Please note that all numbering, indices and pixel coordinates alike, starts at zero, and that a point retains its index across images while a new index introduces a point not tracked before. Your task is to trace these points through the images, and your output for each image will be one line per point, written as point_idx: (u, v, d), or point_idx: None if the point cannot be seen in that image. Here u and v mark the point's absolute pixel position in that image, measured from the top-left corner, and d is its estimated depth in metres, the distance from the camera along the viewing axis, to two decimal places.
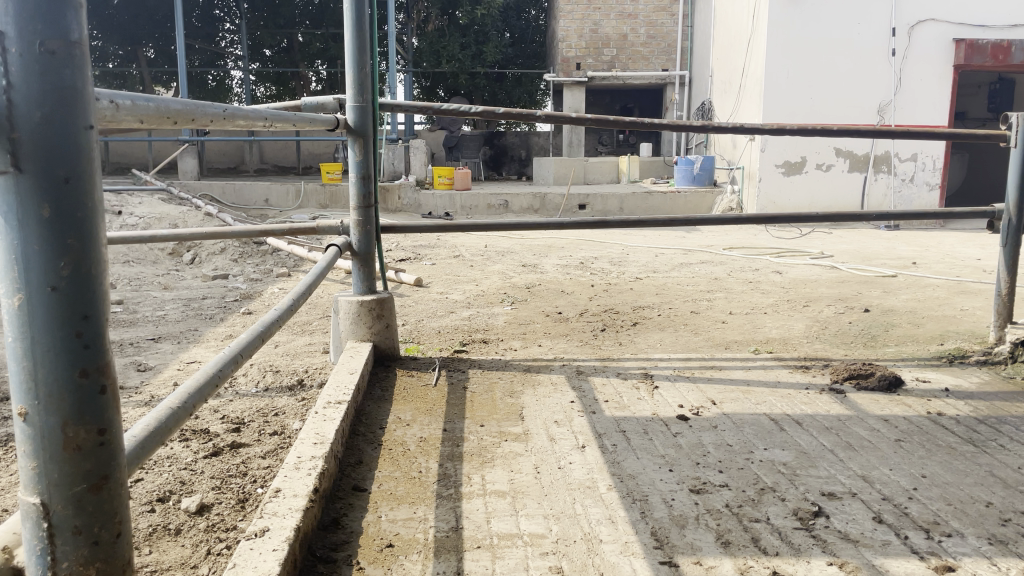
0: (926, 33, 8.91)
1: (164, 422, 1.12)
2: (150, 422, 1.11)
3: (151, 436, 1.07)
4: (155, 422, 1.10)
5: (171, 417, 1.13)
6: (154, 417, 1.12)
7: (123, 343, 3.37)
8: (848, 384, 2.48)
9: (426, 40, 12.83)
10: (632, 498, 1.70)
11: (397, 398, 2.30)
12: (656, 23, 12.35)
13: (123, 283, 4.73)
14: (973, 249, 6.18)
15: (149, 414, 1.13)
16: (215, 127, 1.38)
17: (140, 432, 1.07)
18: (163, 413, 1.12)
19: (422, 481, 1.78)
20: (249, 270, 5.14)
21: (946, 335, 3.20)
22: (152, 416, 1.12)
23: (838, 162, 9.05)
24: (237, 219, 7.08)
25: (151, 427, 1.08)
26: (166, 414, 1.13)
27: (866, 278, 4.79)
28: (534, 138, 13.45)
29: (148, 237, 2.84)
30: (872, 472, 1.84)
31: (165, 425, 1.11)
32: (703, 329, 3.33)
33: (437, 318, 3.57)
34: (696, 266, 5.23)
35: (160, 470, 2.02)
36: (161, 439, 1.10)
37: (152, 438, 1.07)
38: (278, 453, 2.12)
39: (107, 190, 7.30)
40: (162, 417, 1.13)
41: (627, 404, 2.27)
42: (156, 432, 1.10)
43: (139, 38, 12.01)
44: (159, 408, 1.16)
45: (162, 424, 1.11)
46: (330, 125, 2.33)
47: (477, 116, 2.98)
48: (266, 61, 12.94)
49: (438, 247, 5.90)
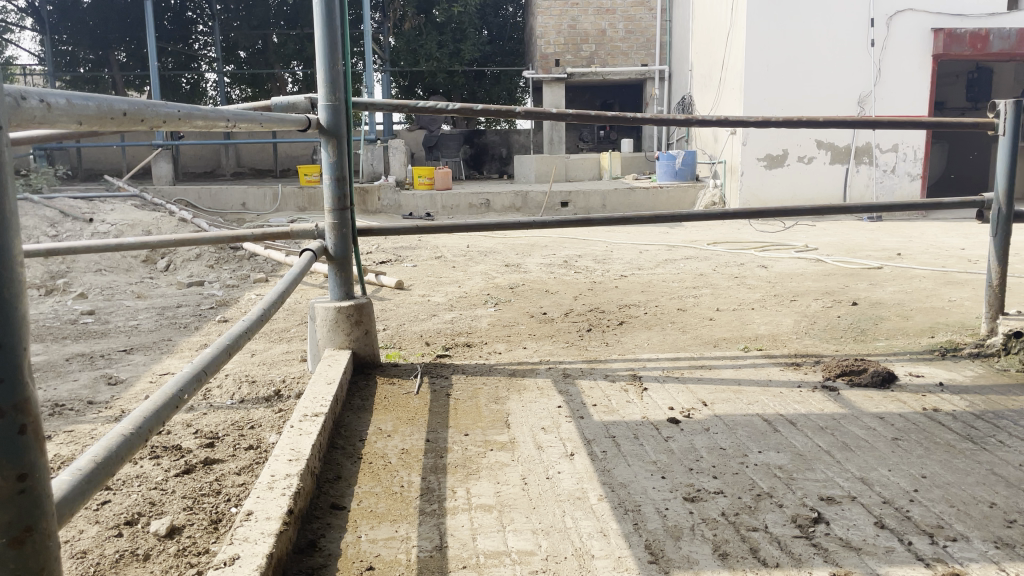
0: (905, 23, 8.92)
1: (116, 450, 1.03)
2: (98, 451, 1.01)
3: (102, 468, 0.98)
4: (103, 452, 1.00)
5: (124, 446, 1.04)
6: (105, 445, 1.03)
7: (93, 356, 3.26)
8: (840, 381, 2.42)
9: (403, 39, 12.72)
10: (624, 508, 1.63)
11: (377, 408, 2.22)
12: (634, 17, 12.31)
13: (95, 292, 4.61)
14: (956, 238, 6.17)
15: (99, 441, 1.04)
16: (169, 128, 1.29)
17: (87, 463, 0.97)
18: (114, 441, 1.03)
19: (404, 496, 1.70)
20: (226, 277, 5.04)
21: (936, 327, 3.16)
22: (102, 443, 1.03)
23: (819, 154, 9.06)
24: (213, 224, 6.95)
25: (101, 456, 0.99)
26: (117, 442, 1.04)
27: (852, 270, 4.76)
28: (514, 136, 13.39)
29: (114, 245, 2.73)
30: (871, 474, 1.77)
31: (116, 453, 1.02)
32: (691, 326, 3.27)
33: (418, 321, 3.49)
34: (681, 262, 5.17)
35: (129, 490, 1.92)
36: (113, 469, 1.01)
37: (102, 470, 0.98)
38: (253, 469, 2.03)
39: (79, 197, 7.14)
40: (113, 445, 1.03)
41: (615, 408, 2.20)
42: (106, 461, 1.01)
43: (109, 43, 11.79)
44: (110, 435, 1.06)
45: (112, 453, 1.01)
46: (301, 125, 2.24)
47: (455, 114, 2.89)
48: (240, 63, 12.77)
49: (419, 248, 5.81)
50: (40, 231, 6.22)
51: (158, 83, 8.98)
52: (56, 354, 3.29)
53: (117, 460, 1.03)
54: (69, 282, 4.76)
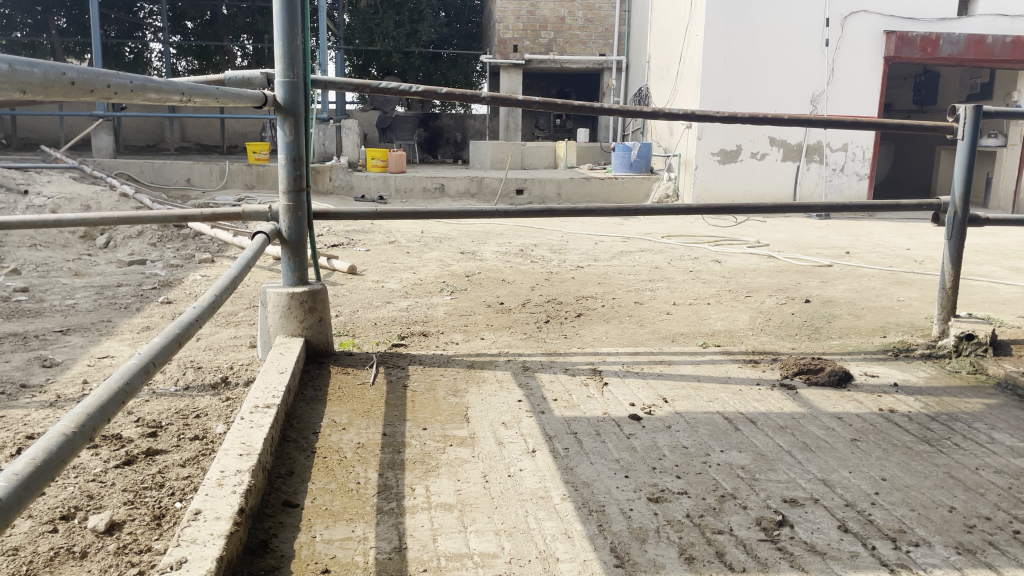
0: (858, 24, 9.08)
1: (57, 452, 0.95)
2: (35, 454, 0.93)
3: (38, 473, 0.90)
4: (42, 455, 0.92)
5: (66, 446, 0.96)
6: (44, 446, 0.95)
7: (27, 336, 3.10)
8: (798, 379, 2.43)
9: (359, 17, 12.51)
10: (588, 509, 1.59)
11: (331, 399, 2.15)
12: (593, 6, 12.27)
13: (30, 268, 4.39)
14: (901, 238, 6.32)
15: (37, 443, 0.96)
16: (122, 99, 1.19)
17: (25, 470, 0.90)
18: (55, 442, 0.95)
19: (361, 493, 1.64)
20: (169, 256, 4.86)
21: (887, 327, 3.20)
22: (40, 445, 0.95)
23: (772, 151, 9.18)
24: (156, 200, 6.71)
25: (40, 459, 0.91)
26: (58, 443, 0.96)
27: (804, 267, 4.82)
28: (469, 121, 13.29)
29: (52, 220, 2.58)
30: (832, 475, 1.77)
31: (56, 457, 0.94)
32: (648, 321, 3.25)
33: (372, 308, 3.41)
34: (636, 254, 5.18)
35: (64, 483, 1.81)
36: (52, 474, 0.93)
37: (40, 474, 0.90)
38: (199, 461, 1.94)
39: (13, 168, 6.82)
40: (54, 447, 0.96)
41: (577, 403, 2.16)
42: (44, 465, 0.93)
43: (48, 7, 11.27)
44: (49, 434, 0.98)
45: (52, 456, 0.94)
46: (257, 101, 2.13)
47: (417, 96, 2.81)
48: (188, 34, 12.37)
49: (372, 233, 5.70)
50: None
51: (99, 50, 8.61)
52: None
53: (57, 464, 0.95)
54: (1, 256, 4.53)
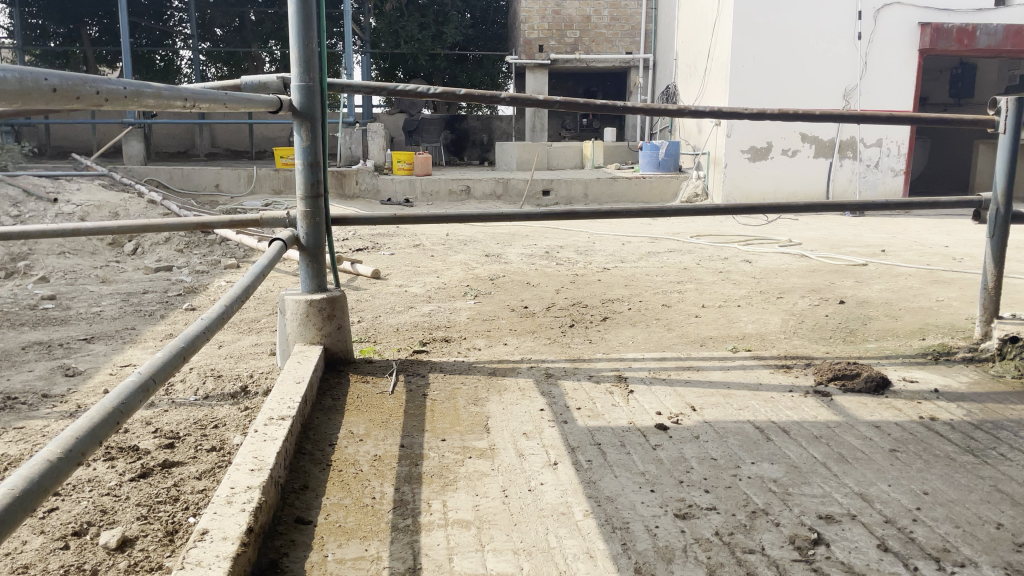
0: (892, 16, 8.87)
1: (40, 480, 0.90)
2: (15, 483, 0.88)
3: (16, 504, 0.86)
4: (22, 485, 0.88)
5: (50, 473, 0.92)
6: (26, 474, 0.90)
7: (51, 345, 3.10)
8: (832, 386, 2.33)
9: (384, 21, 12.52)
10: (611, 526, 1.52)
11: (349, 408, 2.10)
12: (619, 4, 12.14)
13: (58, 276, 4.43)
14: (939, 235, 6.14)
15: (19, 470, 0.91)
16: (114, 106, 1.15)
17: (3, 501, 0.85)
18: (38, 469, 0.90)
19: (376, 509, 1.59)
20: (195, 262, 4.87)
21: (926, 329, 3.08)
22: (22, 473, 0.90)
23: (804, 147, 9.01)
24: (184, 206, 6.75)
25: (19, 490, 0.87)
26: (41, 471, 0.91)
27: (837, 267, 4.69)
28: (495, 122, 13.25)
29: (71, 229, 2.56)
30: (870, 489, 1.68)
31: (38, 486, 0.89)
32: (676, 324, 3.17)
33: (395, 313, 3.36)
34: (664, 255, 5.09)
35: (79, 497, 1.78)
36: (34, 505, 0.88)
37: (20, 505, 0.86)
38: (214, 474, 1.90)
39: (44, 176, 6.90)
40: (37, 474, 0.91)
41: (601, 412, 2.09)
42: (25, 495, 0.88)
43: (80, 16, 11.42)
44: (33, 460, 0.94)
45: (33, 484, 0.89)
46: (271, 106, 2.09)
47: (436, 98, 2.75)
48: (217, 41, 12.47)
49: (397, 236, 5.67)
50: (2, 211, 6.00)
51: (129, 58, 8.69)
52: (12, 342, 3.12)
53: (39, 492, 0.90)
54: (30, 264, 4.57)
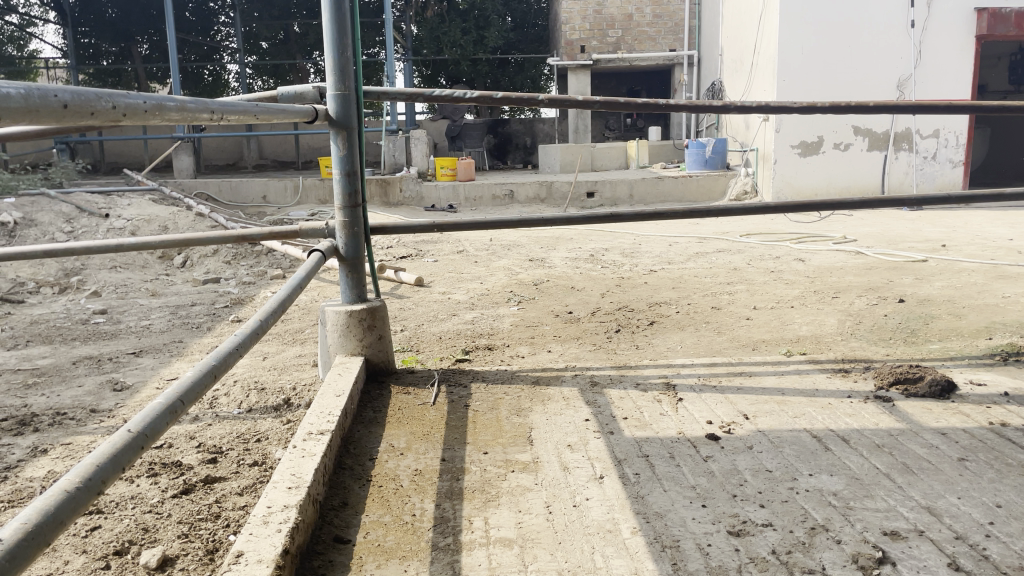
0: (947, 3, 8.58)
1: (54, 513, 0.88)
2: (28, 519, 0.86)
3: (28, 539, 0.83)
4: (34, 519, 0.85)
5: (64, 507, 0.89)
6: (40, 508, 0.88)
7: (101, 359, 3.14)
8: (894, 391, 2.21)
9: (426, 27, 12.58)
10: (661, 544, 1.45)
11: (390, 421, 2.06)
12: (662, 2, 12.00)
13: (109, 291, 4.51)
14: (1002, 228, 5.89)
15: (34, 503, 0.89)
16: (133, 120, 1.12)
17: (13, 537, 0.82)
18: (51, 503, 0.88)
19: (416, 527, 1.54)
20: (242, 273, 4.92)
21: (993, 327, 2.93)
22: (37, 505, 0.88)
23: (857, 140, 8.76)
24: (231, 218, 6.84)
25: (32, 524, 0.84)
26: (55, 503, 0.89)
27: (895, 263, 4.52)
28: (538, 125, 13.17)
29: (114, 244, 2.57)
30: (938, 502, 1.57)
31: (51, 521, 0.87)
32: (727, 327, 3.07)
33: (437, 322, 3.33)
34: (712, 255, 4.98)
35: (121, 515, 1.77)
36: (48, 538, 0.85)
37: (33, 540, 0.84)
38: (256, 489, 1.88)
39: (97, 193, 7.07)
40: (52, 507, 0.88)
41: (648, 422, 2.01)
42: (39, 528, 0.86)
43: (132, 35, 11.71)
44: (48, 493, 0.91)
45: (47, 519, 0.87)
46: (306, 116, 2.06)
47: (473, 102, 2.70)
48: (263, 54, 12.66)
49: (441, 242, 5.66)
50: (57, 227, 6.16)
51: (177, 73, 8.84)
52: (63, 357, 3.18)
53: (54, 526, 0.88)
54: (83, 279, 4.67)
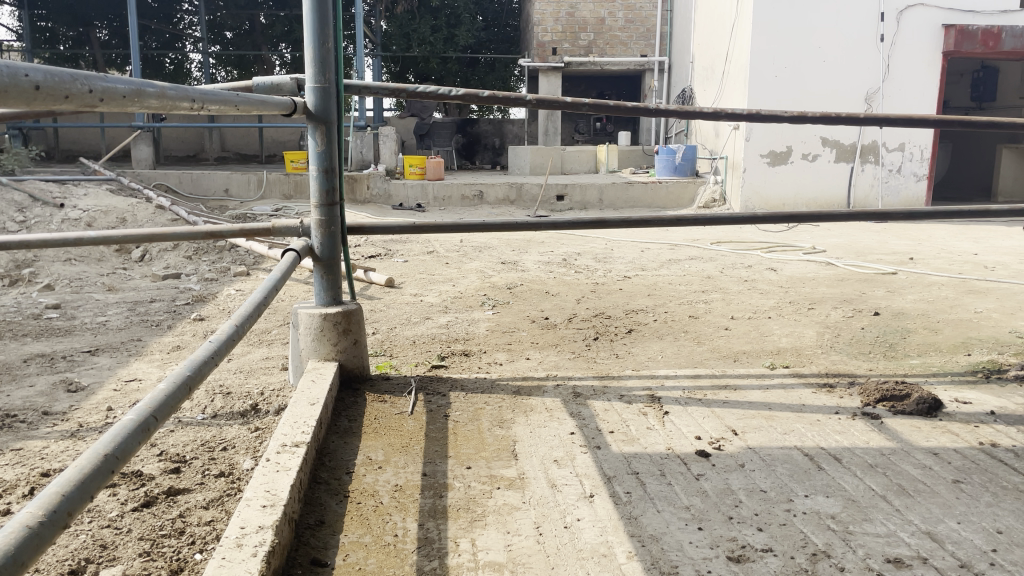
0: (915, 18, 8.74)
1: (14, 554, 0.78)
2: None
3: None
4: None
5: (26, 546, 0.79)
6: None
7: (54, 357, 2.98)
8: (881, 407, 2.18)
9: (395, 24, 12.44)
10: (659, 570, 1.38)
11: (367, 431, 1.96)
12: (634, 6, 12.02)
13: (64, 284, 4.32)
14: (966, 242, 5.98)
15: None
16: (110, 107, 1.02)
17: None
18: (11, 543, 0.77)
19: (399, 548, 1.45)
20: (204, 269, 4.76)
21: (969, 343, 2.93)
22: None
23: (824, 152, 8.86)
24: (192, 212, 6.63)
25: None
26: (17, 543, 0.79)
27: (866, 275, 4.54)
28: (507, 126, 13.03)
29: (73, 238, 2.42)
30: (938, 527, 1.53)
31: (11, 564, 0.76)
32: (705, 337, 3.03)
33: (410, 325, 3.22)
34: (685, 262, 4.96)
35: (76, 530, 1.65)
36: None
37: None
38: (223, 503, 1.76)
39: (50, 181, 6.81)
40: (11, 550, 0.78)
41: (636, 437, 1.95)
42: None
43: (91, 20, 11.35)
44: (7, 529, 0.81)
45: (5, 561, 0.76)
46: (286, 109, 1.95)
47: (457, 100, 2.61)
48: (227, 44, 12.38)
49: (410, 242, 5.57)
50: (8, 216, 5.91)
51: (137, 60, 8.55)
52: (12, 354, 3.01)
53: (14, 568, 0.78)
54: (35, 271, 4.46)
